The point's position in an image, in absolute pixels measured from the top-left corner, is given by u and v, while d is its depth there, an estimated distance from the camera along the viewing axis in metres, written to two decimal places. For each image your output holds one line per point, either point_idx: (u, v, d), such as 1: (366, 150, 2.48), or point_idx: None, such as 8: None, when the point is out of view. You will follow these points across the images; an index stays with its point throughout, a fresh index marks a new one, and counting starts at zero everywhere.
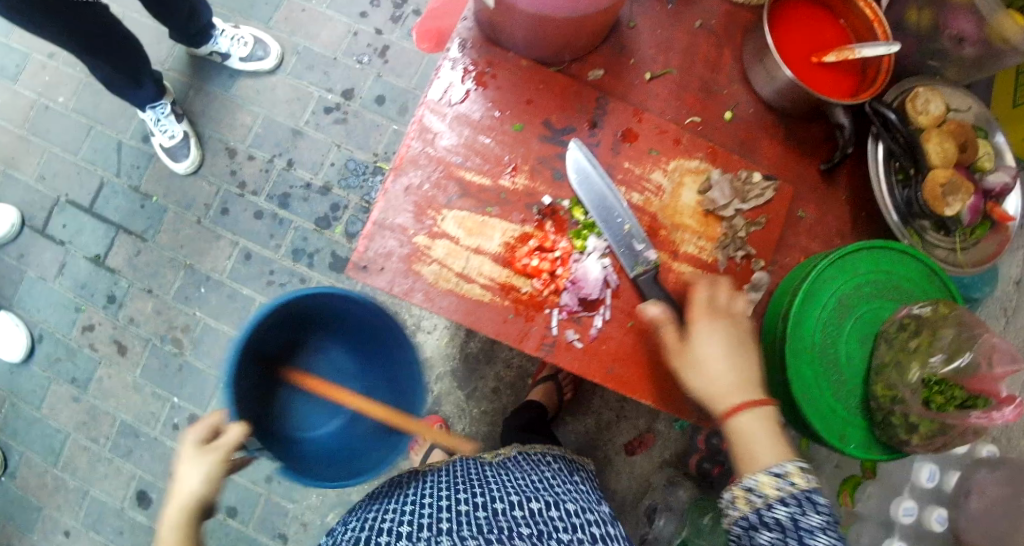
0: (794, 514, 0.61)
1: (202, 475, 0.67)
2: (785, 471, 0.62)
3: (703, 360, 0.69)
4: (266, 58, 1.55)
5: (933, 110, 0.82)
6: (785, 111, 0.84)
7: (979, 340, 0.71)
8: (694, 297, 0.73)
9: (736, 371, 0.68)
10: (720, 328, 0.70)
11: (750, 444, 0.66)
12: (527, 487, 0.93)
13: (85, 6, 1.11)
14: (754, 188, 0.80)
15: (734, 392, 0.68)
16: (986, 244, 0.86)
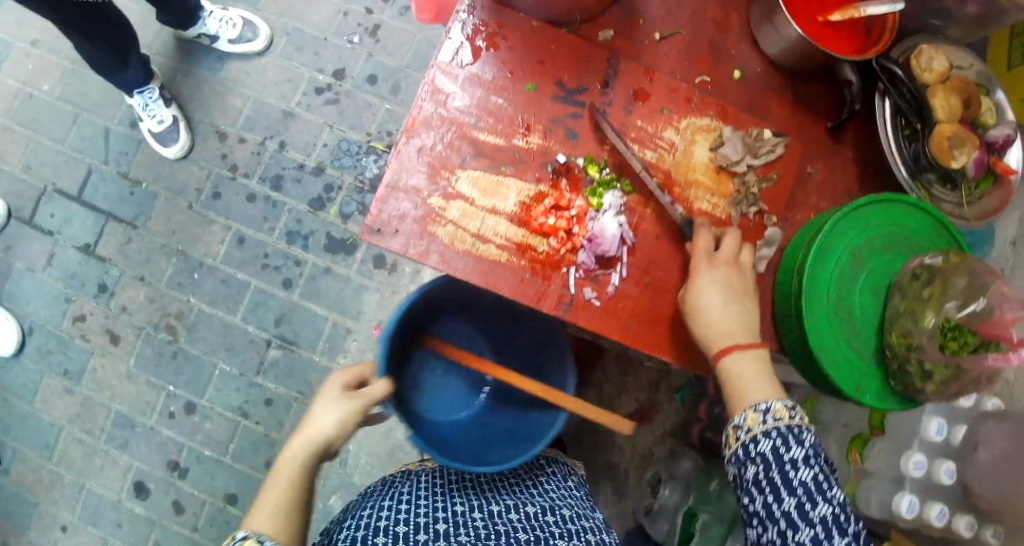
0: (777, 445, 0.65)
1: (339, 412, 0.75)
2: (769, 406, 0.67)
3: (704, 304, 0.70)
4: (254, 40, 1.52)
5: (937, 68, 0.82)
6: (793, 70, 0.84)
7: (991, 288, 0.72)
8: (695, 247, 0.73)
9: (734, 318, 0.70)
10: (722, 275, 0.71)
11: (740, 383, 0.69)
12: (519, 497, 0.96)
13: (87, 8, 1.15)
14: (765, 145, 0.80)
15: (729, 336, 0.70)
16: (989, 199, 0.86)
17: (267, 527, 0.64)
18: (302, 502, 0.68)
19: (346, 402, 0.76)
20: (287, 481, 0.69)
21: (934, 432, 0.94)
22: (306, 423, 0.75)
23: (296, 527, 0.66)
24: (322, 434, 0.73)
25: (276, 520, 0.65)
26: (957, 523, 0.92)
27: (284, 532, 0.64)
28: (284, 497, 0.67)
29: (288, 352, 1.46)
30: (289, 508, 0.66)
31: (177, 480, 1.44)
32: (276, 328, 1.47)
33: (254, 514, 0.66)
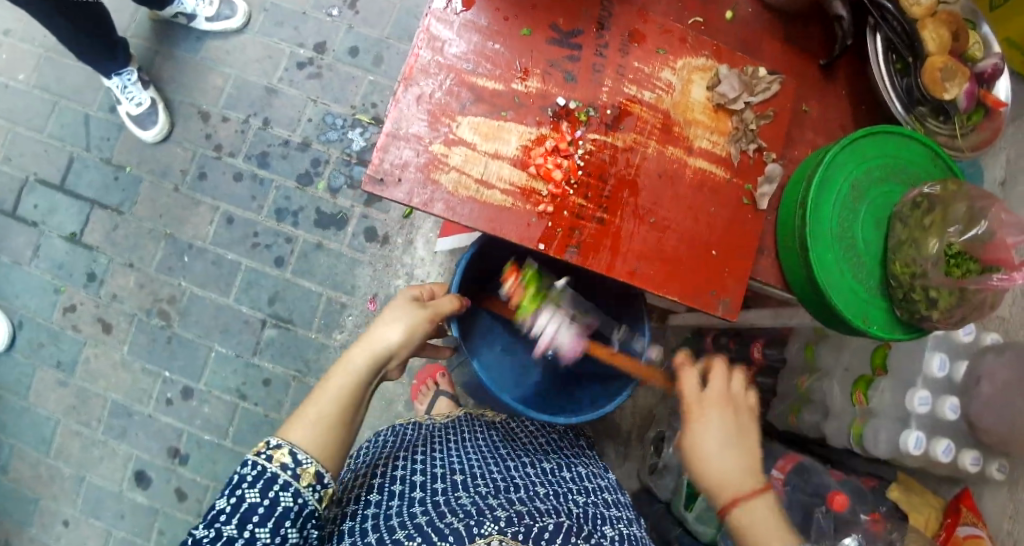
0: None
1: (405, 323, 0.77)
2: None
3: (703, 448, 0.73)
4: (233, 17, 1.49)
5: (925, 1, 0.80)
6: (784, 10, 0.84)
7: (989, 213, 0.72)
8: (685, 391, 0.77)
9: (735, 460, 0.72)
10: (716, 415, 0.75)
11: (756, 531, 0.68)
12: (535, 453, 0.96)
13: (77, 9, 1.21)
14: (761, 82, 0.80)
15: (736, 483, 0.71)
16: (980, 131, 0.86)
17: (305, 436, 0.66)
18: (350, 414, 0.69)
19: (414, 313, 0.79)
20: (337, 389, 0.70)
21: (937, 367, 0.95)
22: (371, 329, 0.76)
23: (336, 438, 0.67)
24: (386, 342, 0.74)
25: (319, 431, 0.66)
26: (964, 458, 0.94)
27: (324, 444, 0.66)
28: (333, 405, 0.68)
29: (284, 331, 1.44)
30: (335, 418, 0.68)
31: (178, 466, 1.42)
32: (270, 307, 1.45)
33: (297, 419, 0.67)
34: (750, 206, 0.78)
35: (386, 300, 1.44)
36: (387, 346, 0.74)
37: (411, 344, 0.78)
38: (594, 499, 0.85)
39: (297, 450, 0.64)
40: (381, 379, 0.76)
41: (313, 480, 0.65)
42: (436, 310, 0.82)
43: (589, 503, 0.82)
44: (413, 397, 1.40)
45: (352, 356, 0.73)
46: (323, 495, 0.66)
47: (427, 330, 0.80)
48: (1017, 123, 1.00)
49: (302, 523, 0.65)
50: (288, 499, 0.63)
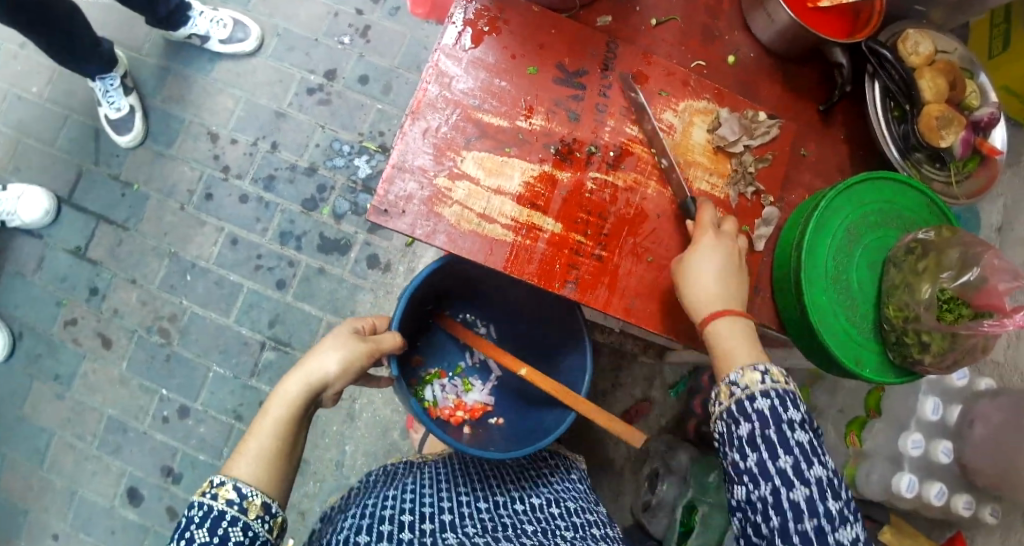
0: (776, 405, 0.64)
1: (343, 352, 0.77)
2: (767, 370, 0.66)
3: (698, 274, 0.71)
4: (246, 40, 1.52)
5: (923, 51, 0.84)
6: (784, 55, 0.86)
7: (982, 258, 0.73)
8: (703, 216, 0.73)
9: (727, 291, 0.71)
10: (726, 249, 0.72)
11: (729, 350, 0.68)
12: (524, 487, 0.96)
13: (50, 16, 1.20)
14: (760, 126, 0.81)
15: (721, 302, 0.70)
16: (976, 179, 0.88)
17: (250, 471, 0.66)
18: (289, 445, 0.70)
19: (353, 345, 0.78)
20: (273, 422, 0.70)
21: (930, 410, 0.96)
22: (309, 357, 0.76)
23: (280, 470, 0.68)
24: (322, 371, 0.74)
25: (261, 463, 0.67)
26: (957, 501, 0.93)
27: (266, 476, 0.67)
28: (273, 436, 0.69)
29: (282, 353, 1.45)
30: (276, 448, 0.68)
31: (171, 484, 1.41)
32: (270, 329, 1.46)
33: (239, 453, 0.68)
34: (748, 248, 0.81)
35: None
36: (319, 379, 0.74)
37: (349, 376, 0.77)
38: (581, 532, 0.84)
39: (241, 485, 0.65)
40: (317, 407, 0.76)
41: (260, 512, 0.65)
42: (377, 348, 0.81)
43: (577, 538, 0.82)
44: (409, 425, 1.40)
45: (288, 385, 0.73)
46: (273, 525, 0.66)
47: (364, 366, 0.79)
48: (1013, 169, 1.02)
49: None
50: (238, 534, 0.63)
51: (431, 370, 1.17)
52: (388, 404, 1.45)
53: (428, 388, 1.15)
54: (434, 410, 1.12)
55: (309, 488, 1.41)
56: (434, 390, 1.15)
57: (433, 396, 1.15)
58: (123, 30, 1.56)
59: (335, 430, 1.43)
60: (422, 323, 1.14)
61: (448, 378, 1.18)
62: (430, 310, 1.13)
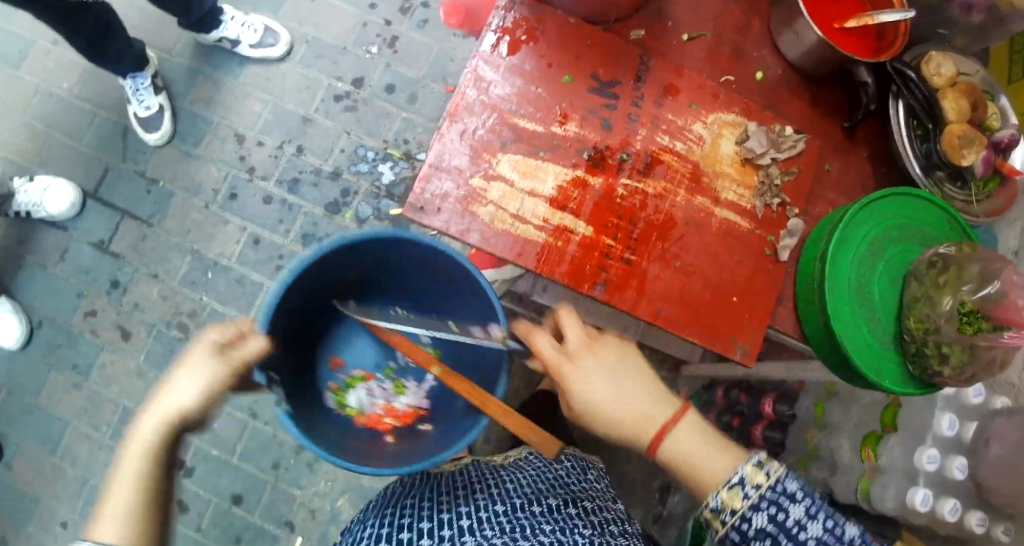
0: (773, 513, 0.67)
1: (198, 382, 0.70)
2: (740, 475, 0.69)
3: (602, 412, 0.75)
4: (275, 46, 1.55)
5: (946, 72, 0.87)
6: (809, 73, 0.89)
7: (1002, 273, 0.73)
8: (547, 355, 0.77)
9: (630, 404, 0.75)
10: (591, 365, 0.76)
11: (688, 457, 0.73)
12: (542, 485, 0.93)
13: (84, 12, 1.22)
14: (788, 140, 0.83)
15: (648, 420, 0.74)
16: (996, 199, 0.92)
17: (111, 527, 0.62)
18: (155, 494, 0.66)
19: (211, 366, 0.70)
20: (132, 479, 0.65)
21: (946, 426, 0.94)
22: (164, 391, 0.70)
23: (149, 521, 0.64)
24: (177, 410, 0.69)
25: (126, 522, 0.63)
26: (970, 519, 0.93)
27: (135, 531, 0.63)
28: (132, 493, 0.64)
29: None
30: (140, 502, 0.64)
31: (182, 479, 1.42)
32: None
33: (99, 516, 0.63)
34: (772, 258, 0.81)
35: None
36: (178, 410, 0.69)
37: (214, 403, 0.71)
38: (600, 530, 0.86)
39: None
40: (185, 443, 0.71)
41: None
42: (242, 363, 0.72)
43: (595, 535, 0.83)
44: None
45: (153, 416, 0.69)
46: None
47: (230, 384, 0.72)
48: None
49: None
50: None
51: (355, 372, 1.04)
52: None
53: (352, 393, 1.02)
54: (356, 417, 0.98)
55: (320, 487, 1.42)
56: (359, 395, 1.02)
57: (359, 402, 1.02)
58: (155, 30, 1.58)
59: None
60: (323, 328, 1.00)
61: (376, 381, 1.05)
62: (324, 318, 0.99)
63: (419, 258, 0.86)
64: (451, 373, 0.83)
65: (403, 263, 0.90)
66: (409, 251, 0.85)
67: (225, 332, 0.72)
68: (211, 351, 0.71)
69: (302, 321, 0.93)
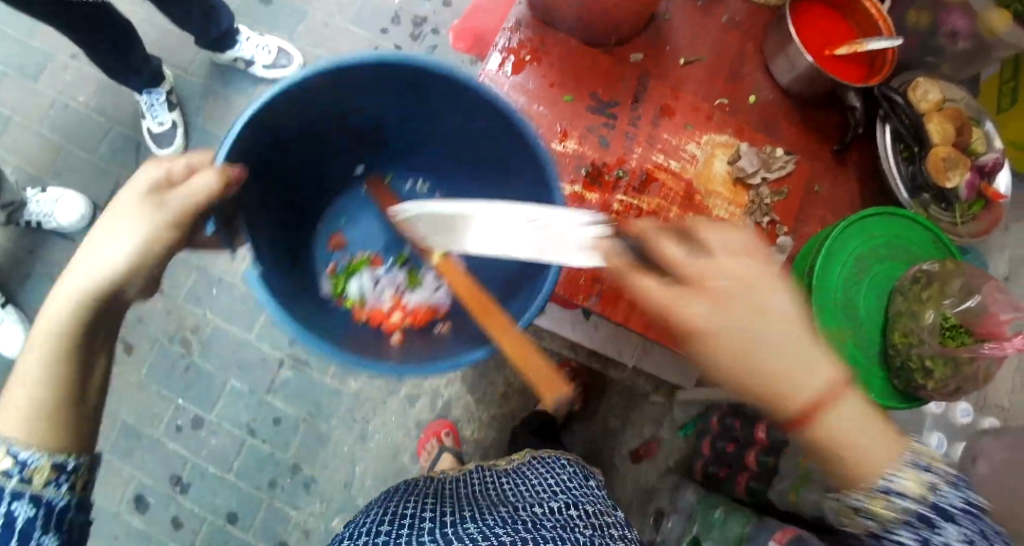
0: (919, 532, 0.61)
1: (133, 235, 0.64)
2: (898, 480, 0.61)
3: (740, 371, 0.61)
4: (288, 67, 1.59)
5: (932, 98, 0.91)
6: (802, 97, 0.92)
7: (984, 286, 0.78)
8: (644, 287, 0.63)
9: (778, 364, 0.60)
10: (718, 311, 0.61)
11: (848, 439, 0.59)
12: (545, 490, 0.95)
13: (105, 26, 1.26)
14: (778, 161, 0.87)
15: (800, 389, 0.60)
16: (980, 221, 0.96)
17: (20, 419, 0.55)
18: (76, 377, 0.58)
19: (149, 217, 0.66)
20: (44, 359, 0.57)
21: None
22: (85, 249, 0.63)
23: (70, 408, 0.57)
24: (107, 266, 0.62)
25: (40, 412, 0.55)
26: None
27: (51, 422, 0.56)
28: (44, 377, 0.56)
29: (299, 373, 1.47)
30: (57, 389, 0.57)
31: (179, 494, 1.43)
32: (289, 347, 1.48)
33: (3, 404, 0.55)
34: None
35: None
36: (107, 273, 0.62)
37: (150, 261, 0.65)
38: (599, 532, 0.87)
39: (16, 449, 0.53)
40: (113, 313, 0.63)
41: (53, 475, 0.55)
42: (183, 209, 0.68)
43: (594, 536, 0.85)
44: (419, 450, 1.42)
45: (65, 286, 0.61)
46: (73, 484, 0.57)
47: (170, 241, 0.68)
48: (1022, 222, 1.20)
49: (56, 525, 0.56)
50: (24, 513, 0.53)
51: (358, 256, 1.11)
52: (400, 429, 1.45)
53: (357, 280, 1.08)
54: (356, 303, 1.03)
55: (315, 507, 1.42)
56: (360, 282, 1.07)
57: (361, 288, 1.07)
58: (171, 48, 1.62)
59: (346, 451, 1.44)
60: (315, 199, 1.07)
61: (381, 268, 1.11)
62: (312, 182, 1.04)
63: (407, 96, 0.88)
64: (473, 288, 0.80)
65: (389, 106, 0.92)
66: (396, 89, 0.86)
67: (165, 175, 0.69)
68: (149, 200, 0.66)
69: (290, 181, 0.97)
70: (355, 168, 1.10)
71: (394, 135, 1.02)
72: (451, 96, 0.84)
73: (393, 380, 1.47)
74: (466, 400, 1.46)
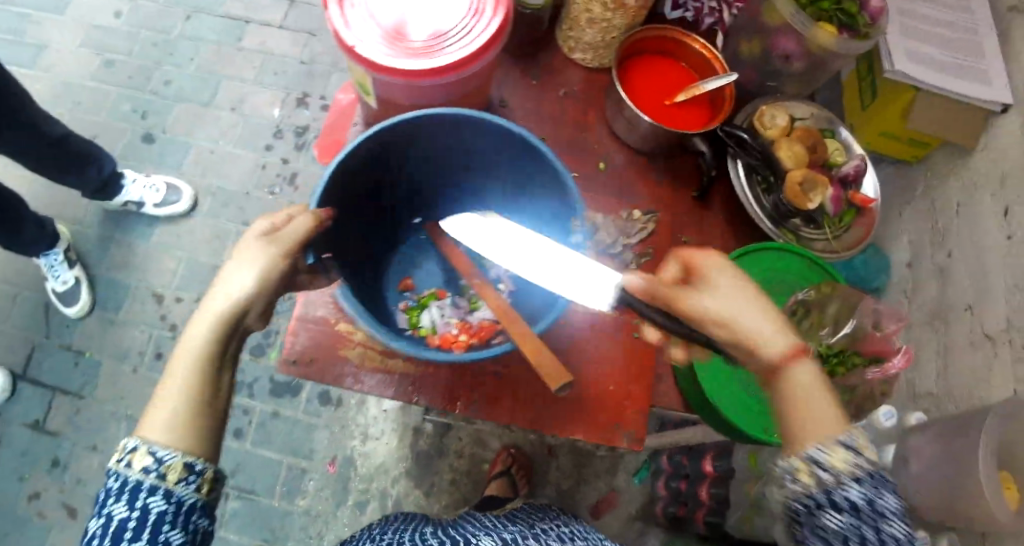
0: (869, 494, 0.55)
1: (259, 266, 0.62)
2: (854, 440, 0.55)
3: (722, 319, 0.61)
4: (178, 202, 1.60)
5: (780, 123, 0.95)
6: (652, 152, 0.94)
7: (859, 307, 0.82)
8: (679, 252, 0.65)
9: (764, 327, 0.60)
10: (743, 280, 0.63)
11: (809, 405, 0.57)
12: (534, 518, 1.00)
13: None
14: (637, 224, 0.90)
15: (780, 343, 0.60)
16: (856, 229, 0.97)
17: (166, 427, 0.55)
18: (213, 392, 0.57)
19: (263, 252, 0.63)
20: (187, 371, 0.57)
21: None
22: (220, 279, 0.62)
23: (204, 428, 0.56)
24: (236, 292, 0.60)
25: (179, 424, 0.55)
26: None
27: (190, 438, 0.55)
28: (183, 394, 0.56)
29: (248, 502, 1.42)
30: (191, 404, 0.56)
31: None
32: (232, 478, 1.43)
33: (152, 412, 0.56)
34: (640, 340, 0.84)
35: (345, 462, 1.45)
36: (234, 304, 0.60)
37: (273, 293, 0.63)
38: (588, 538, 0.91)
39: (155, 448, 0.54)
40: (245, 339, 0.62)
41: (184, 474, 0.54)
42: (294, 244, 0.64)
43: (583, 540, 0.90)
44: None
45: (202, 312, 0.59)
46: (202, 484, 0.55)
47: (287, 272, 0.64)
48: (931, 191, 1.27)
49: (185, 522, 0.55)
50: (158, 507, 0.54)
51: (427, 291, 0.93)
52: None
53: (425, 314, 0.90)
54: (428, 336, 0.85)
55: None
56: (432, 313, 0.89)
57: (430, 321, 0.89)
58: (62, 209, 1.63)
59: None
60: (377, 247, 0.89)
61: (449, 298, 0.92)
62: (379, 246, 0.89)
63: (446, 145, 0.78)
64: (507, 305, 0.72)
65: (418, 157, 0.79)
66: (420, 139, 0.76)
67: (274, 217, 0.65)
68: (259, 237, 0.63)
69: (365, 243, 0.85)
70: (412, 218, 0.92)
71: (438, 186, 0.87)
72: (478, 131, 0.75)
73: (339, 490, 1.44)
74: (416, 496, 1.44)
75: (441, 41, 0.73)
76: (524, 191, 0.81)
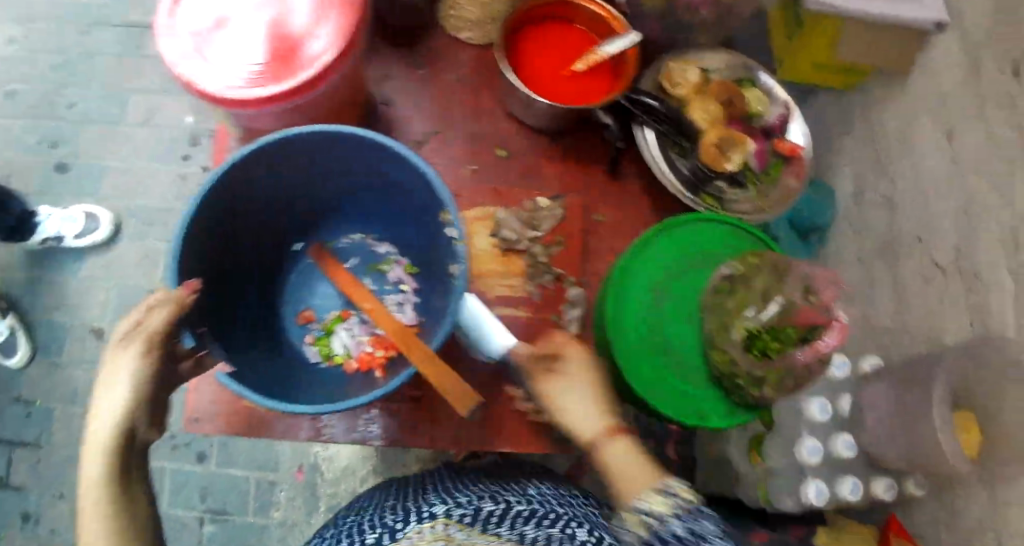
0: (689, 525, 0.57)
1: (132, 375, 0.57)
2: (673, 489, 0.60)
3: (564, 403, 0.66)
4: (99, 229, 1.53)
5: (692, 78, 0.88)
6: (556, 131, 0.88)
7: (790, 273, 0.74)
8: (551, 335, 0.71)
9: (595, 415, 0.66)
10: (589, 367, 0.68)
11: (623, 474, 0.63)
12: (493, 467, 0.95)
13: None
14: (542, 213, 0.84)
15: (598, 429, 0.66)
16: (785, 179, 0.91)
17: None
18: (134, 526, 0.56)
19: (132, 359, 0.58)
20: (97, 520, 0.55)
21: (817, 412, 0.99)
22: (97, 402, 0.57)
23: None
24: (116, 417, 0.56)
25: None
26: (842, 490, 0.98)
27: None
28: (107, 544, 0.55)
29: (222, 524, 1.40)
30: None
31: None
32: (203, 503, 1.41)
33: None
34: None
35: (311, 468, 1.43)
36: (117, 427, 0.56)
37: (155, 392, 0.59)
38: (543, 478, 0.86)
39: None
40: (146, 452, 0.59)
41: None
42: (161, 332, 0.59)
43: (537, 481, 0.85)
44: None
45: (90, 448, 0.56)
46: None
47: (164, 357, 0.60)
48: (867, 115, 1.21)
49: None
50: None
51: (330, 316, 0.89)
52: None
53: (335, 339, 0.87)
54: (346, 366, 0.84)
55: None
56: (342, 338, 0.87)
57: (342, 344, 0.87)
58: None
59: None
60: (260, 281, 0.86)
61: (355, 316, 0.88)
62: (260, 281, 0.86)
63: (314, 162, 0.75)
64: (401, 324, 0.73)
65: (285, 179, 0.76)
66: (276, 164, 0.72)
67: (133, 313, 0.59)
68: (121, 343, 0.58)
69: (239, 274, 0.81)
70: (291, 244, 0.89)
71: (311, 204, 0.85)
72: (346, 146, 0.72)
73: (310, 498, 1.42)
74: None
75: (301, 48, 0.69)
76: (399, 199, 0.80)
